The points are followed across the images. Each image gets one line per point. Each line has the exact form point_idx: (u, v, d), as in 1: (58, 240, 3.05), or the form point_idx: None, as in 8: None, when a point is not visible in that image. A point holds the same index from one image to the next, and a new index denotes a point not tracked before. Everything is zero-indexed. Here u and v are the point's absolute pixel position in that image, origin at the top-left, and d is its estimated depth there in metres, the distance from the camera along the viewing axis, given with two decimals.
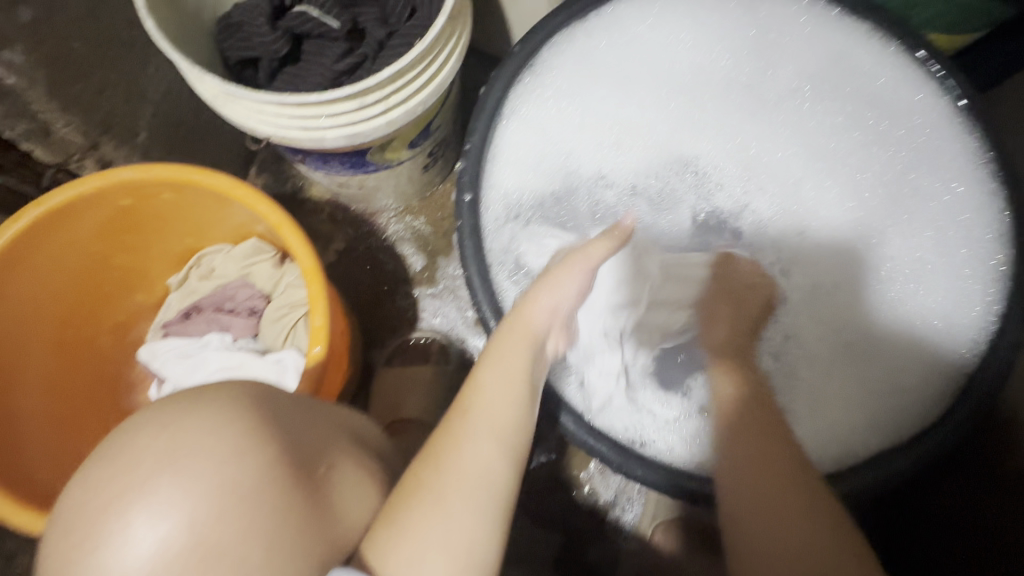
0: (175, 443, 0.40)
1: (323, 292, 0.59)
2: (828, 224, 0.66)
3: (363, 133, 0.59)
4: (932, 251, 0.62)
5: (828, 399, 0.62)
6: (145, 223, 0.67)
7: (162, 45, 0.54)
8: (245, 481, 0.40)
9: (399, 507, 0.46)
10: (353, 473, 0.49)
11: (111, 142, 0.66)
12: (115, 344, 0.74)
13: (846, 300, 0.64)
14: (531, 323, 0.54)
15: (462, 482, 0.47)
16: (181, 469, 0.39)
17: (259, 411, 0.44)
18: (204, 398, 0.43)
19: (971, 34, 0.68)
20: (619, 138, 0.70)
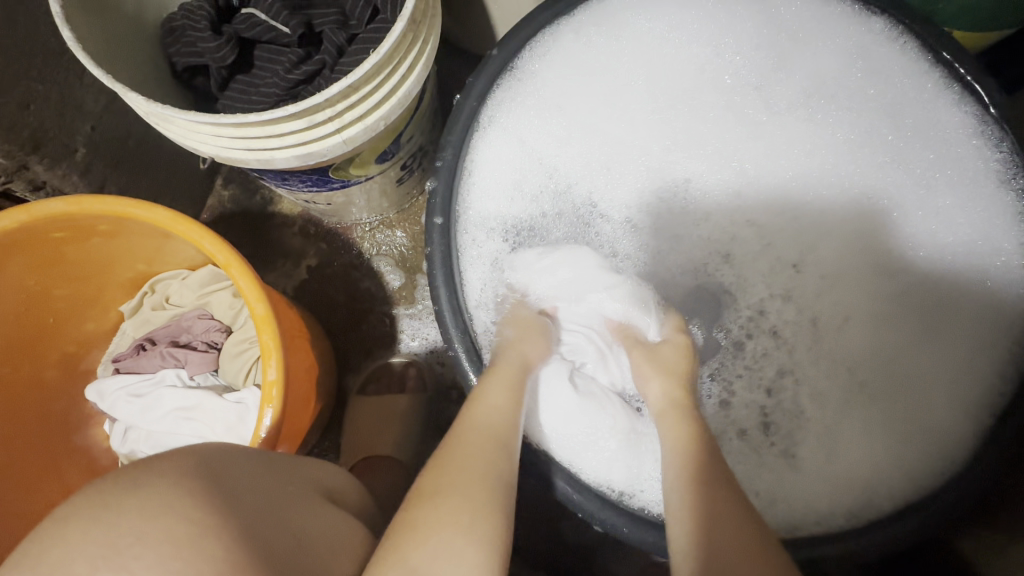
0: (116, 538, 0.34)
1: (277, 342, 0.52)
2: (834, 255, 0.59)
3: (317, 152, 0.53)
4: (955, 278, 0.55)
5: (841, 446, 0.55)
6: (86, 254, 0.60)
7: (79, 57, 0.47)
8: (209, 571, 0.35)
9: (393, 537, 0.41)
10: (330, 540, 0.44)
11: (43, 161, 0.59)
12: (64, 377, 0.68)
13: (860, 333, 0.58)
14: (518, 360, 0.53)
15: (457, 498, 0.42)
16: (129, 565, 0.34)
17: (212, 486, 0.39)
18: (146, 475, 0.37)
19: (1001, 32, 0.60)
20: (609, 154, 0.62)
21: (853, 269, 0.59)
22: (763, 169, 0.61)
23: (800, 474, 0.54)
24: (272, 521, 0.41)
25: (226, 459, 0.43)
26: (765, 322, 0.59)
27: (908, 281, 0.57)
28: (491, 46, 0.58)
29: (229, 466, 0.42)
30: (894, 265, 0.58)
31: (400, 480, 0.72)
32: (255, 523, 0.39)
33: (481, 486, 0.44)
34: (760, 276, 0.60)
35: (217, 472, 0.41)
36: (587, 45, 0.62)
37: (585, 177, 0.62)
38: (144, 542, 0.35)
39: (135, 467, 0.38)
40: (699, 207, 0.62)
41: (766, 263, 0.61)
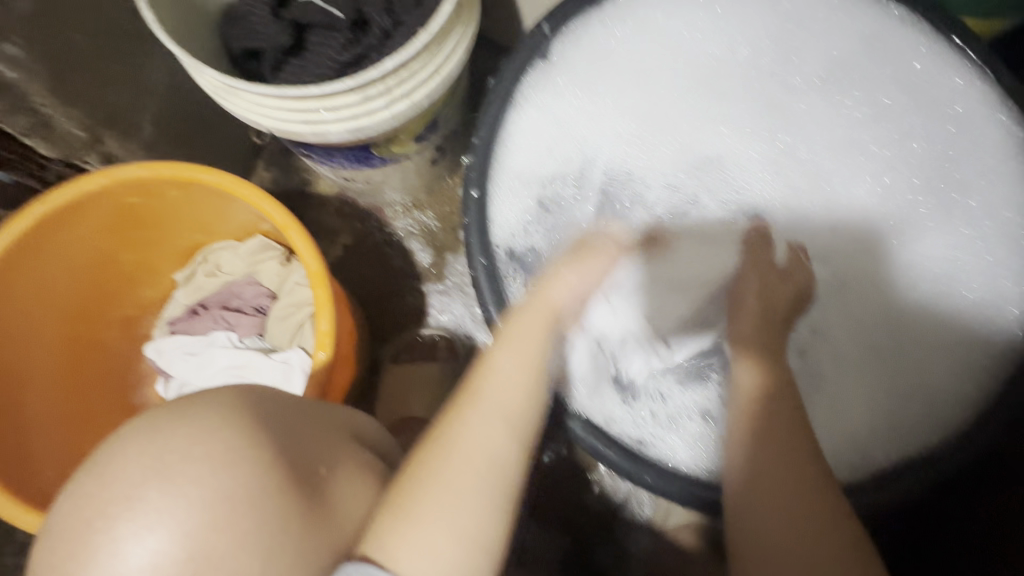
0: (166, 454, 0.39)
1: (329, 296, 0.57)
2: (861, 221, 0.60)
3: (368, 126, 0.57)
4: (970, 250, 0.57)
5: (847, 404, 0.57)
6: (152, 221, 0.66)
7: (161, 36, 0.53)
8: (238, 493, 0.39)
9: (406, 492, 0.46)
10: (354, 479, 0.48)
11: (114, 136, 0.65)
12: (124, 340, 0.73)
13: (884, 297, 0.59)
14: (553, 303, 0.56)
15: (470, 467, 0.47)
16: (172, 482, 0.38)
17: (252, 418, 0.43)
18: (194, 406, 0.42)
19: (1009, 19, 0.63)
20: (642, 120, 0.65)
21: (875, 231, 0.60)
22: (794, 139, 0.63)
23: (808, 426, 0.57)
24: (307, 453, 0.45)
25: (273, 397, 0.48)
26: (799, 284, 0.62)
27: (928, 248, 0.58)
28: (542, 24, 0.63)
29: (269, 404, 0.46)
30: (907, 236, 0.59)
31: None
32: (287, 447, 0.44)
33: (488, 455, 0.48)
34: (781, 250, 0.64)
35: (256, 407, 0.44)
36: (621, 28, 0.66)
37: (645, 143, 0.64)
38: (188, 461, 0.38)
39: (205, 396, 0.43)
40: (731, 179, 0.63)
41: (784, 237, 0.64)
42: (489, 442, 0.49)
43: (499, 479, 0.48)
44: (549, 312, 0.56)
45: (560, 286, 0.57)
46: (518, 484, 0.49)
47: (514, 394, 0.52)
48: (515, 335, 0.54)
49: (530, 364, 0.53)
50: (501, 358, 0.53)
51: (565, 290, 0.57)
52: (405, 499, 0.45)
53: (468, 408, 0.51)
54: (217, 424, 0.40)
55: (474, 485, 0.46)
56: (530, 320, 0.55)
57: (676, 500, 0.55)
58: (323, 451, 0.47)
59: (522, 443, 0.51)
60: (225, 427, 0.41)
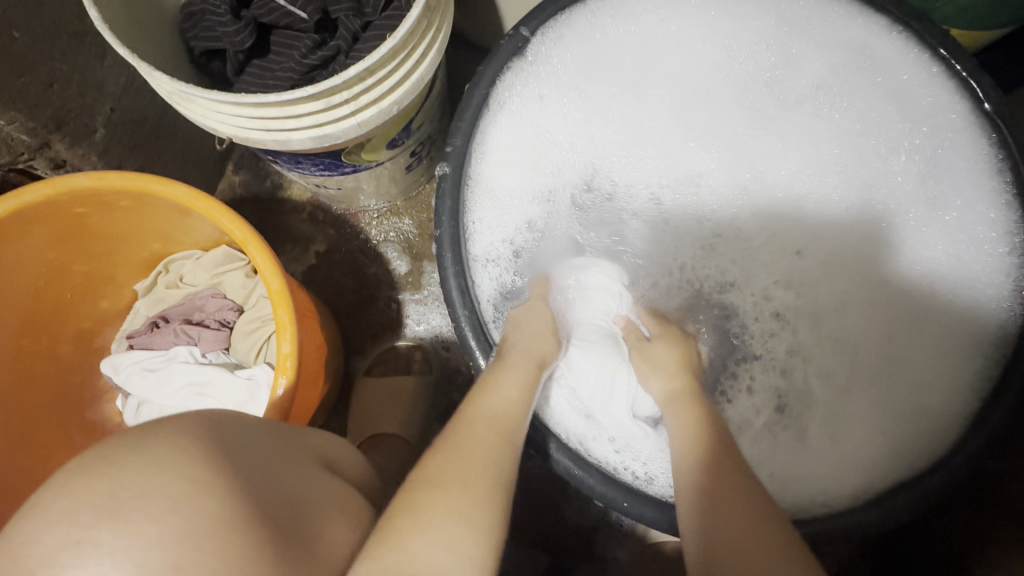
0: (118, 491, 0.34)
1: (292, 318, 0.54)
2: (830, 241, 0.62)
3: (332, 134, 0.54)
4: (947, 280, 0.57)
5: (847, 424, 0.57)
6: (106, 229, 0.62)
7: (107, 38, 0.49)
8: (205, 530, 0.35)
9: (416, 496, 0.43)
10: (327, 504, 0.45)
11: (64, 140, 0.61)
12: (77, 354, 0.69)
13: (857, 315, 0.60)
14: (529, 355, 0.54)
15: (477, 476, 0.44)
16: (128, 520, 0.34)
17: (216, 449, 0.39)
18: (153, 434, 0.38)
19: (996, 30, 0.61)
20: (629, 148, 0.65)
21: (850, 253, 0.61)
22: (767, 167, 0.64)
23: (807, 454, 0.56)
24: (279, 483, 0.42)
25: (238, 422, 0.44)
26: (768, 306, 0.62)
27: (900, 272, 0.59)
28: (521, 27, 0.59)
29: (235, 430, 0.43)
30: (881, 252, 0.60)
31: (404, 458, 0.74)
32: (258, 478, 0.40)
33: (495, 475, 0.45)
34: (758, 269, 0.63)
35: (221, 437, 0.41)
36: (597, 39, 0.63)
37: (625, 172, 0.65)
38: (144, 496, 0.34)
39: (161, 422, 0.39)
40: (700, 202, 0.65)
41: (767, 255, 0.63)
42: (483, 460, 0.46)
43: (501, 491, 0.45)
44: (533, 360, 0.54)
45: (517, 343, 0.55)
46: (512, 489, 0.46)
47: (508, 427, 0.48)
48: (498, 379, 0.51)
49: (519, 403, 0.50)
50: (489, 398, 0.50)
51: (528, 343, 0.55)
52: (415, 505, 0.42)
53: (461, 435, 0.47)
54: (178, 455, 0.37)
55: (479, 497, 0.43)
56: (511, 370, 0.52)
57: (656, 526, 0.52)
58: (296, 482, 0.43)
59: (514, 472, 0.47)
60: (190, 458, 0.37)
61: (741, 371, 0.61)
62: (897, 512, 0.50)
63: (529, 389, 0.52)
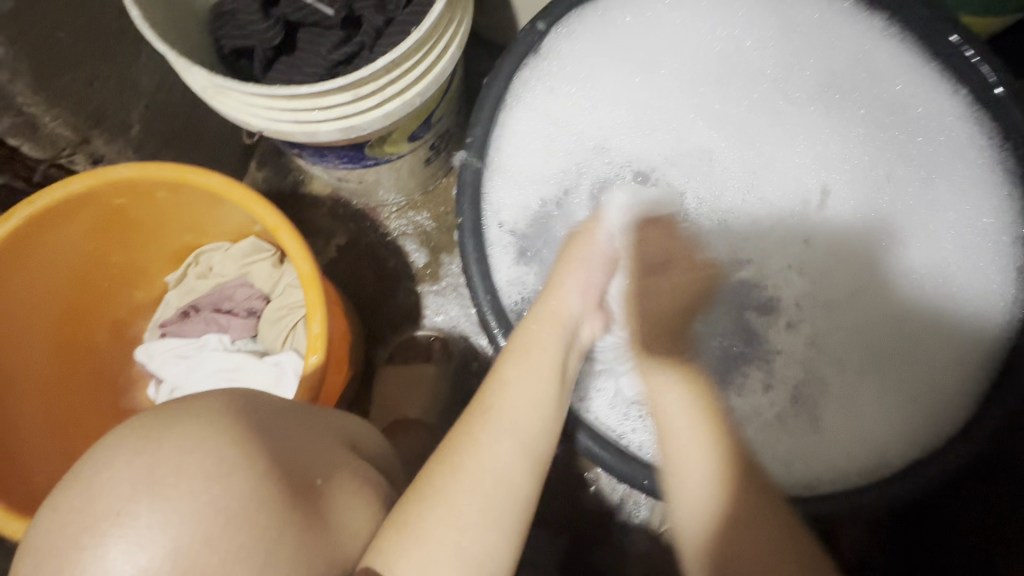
0: (155, 466, 0.36)
1: (322, 300, 0.56)
2: (836, 228, 0.62)
3: (359, 125, 0.57)
4: (961, 268, 0.57)
5: (857, 411, 0.57)
6: (142, 220, 0.65)
7: (148, 35, 0.52)
8: (235, 508, 0.36)
9: (405, 514, 0.43)
10: (349, 485, 0.45)
11: (103, 135, 0.64)
12: (112, 343, 0.72)
13: (861, 307, 0.61)
14: (561, 313, 0.55)
15: (479, 487, 0.45)
16: (163, 494, 0.35)
17: (247, 427, 0.41)
18: (187, 413, 0.39)
19: (1007, 15, 0.62)
20: (638, 129, 0.66)
21: (857, 242, 0.61)
22: (774, 152, 0.65)
23: (817, 437, 0.57)
24: (304, 460, 0.42)
25: (267, 403, 0.45)
26: (785, 293, 0.62)
27: (917, 256, 0.59)
28: (537, 21, 0.60)
29: (264, 410, 0.44)
30: (894, 239, 0.60)
31: (425, 444, 0.76)
32: (286, 457, 0.41)
33: (502, 474, 0.45)
34: (772, 253, 0.63)
35: (251, 415, 0.42)
36: (612, 29, 0.65)
37: (643, 161, 0.65)
38: (181, 474, 0.36)
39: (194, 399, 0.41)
40: (715, 182, 0.65)
41: (777, 240, 0.63)
42: (501, 462, 0.46)
43: (512, 495, 0.45)
44: (559, 317, 0.54)
45: (564, 292, 0.56)
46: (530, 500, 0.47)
47: (529, 413, 0.49)
48: (525, 350, 0.52)
49: (547, 378, 0.51)
50: (512, 371, 0.51)
51: (569, 295, 0.56)
52: (410, 512, 0.43)
53: (479, 426, 0.48)
54: (209, 435, 0.38)
55: (482, 514, 0.44)
56: (543, 334, 0.53)
57: None
58: (320, 459, 0.44)
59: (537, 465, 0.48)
60: (222, 437, 0.38)
61: (767, 369, 0.60)
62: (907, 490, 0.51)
63: (558, 362, 0.52)
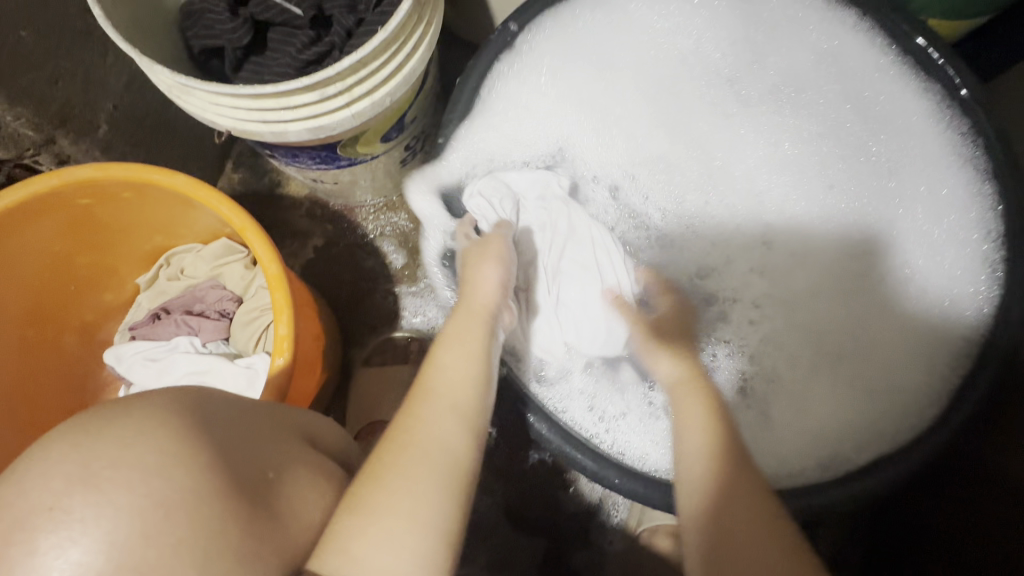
0: (91, 460, 0.33)
1: (289, 301, 0.56)
2: (791, 236, 0.67)
3: (327, 125, 0.56)
4: (927, 263, 0.59)
5: (813, 404, 0.60)
6: (109, 221, 0.64)
7: (110, 34, 0.51)
8: (176, 500, 0.33)
9: (359, 492, 0.42)
10: (305, 481, 0.44)
11: (68, 136, 0.63)
12: (81, 345, 0.71)
13: (813, 307, 0.64)
14: (485, 298, 0.55)
15: (426, 460, 0.44)
16: (97, 487, 0.32)
17: (193, 422, 0.38)
18: (125, 408, 0.36)
19: (972, 18, 0.63)
20: (608, 149, 0.69)
21: (820, 246, 0.65)
22: (727, 156, 0.69)
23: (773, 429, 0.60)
24: (254, 456, 0.41)
25: (218, 400, 0.43)
26: (747, 295, 0.66)
27: (867, 257, 0.62)
28: (509, 22, 0.60)
29: (212, 405, 0.41)
30: (862, 245, 0.63)
31: None
32: (231, 452, 0.39)
33: (444, 448, 0.45)
34: (735, 260, 0.68)
35: (195, 411, 0.39)
36: (581, 28, 0.65)
37: (608, 179, 0.70)
38: (118, 464, 0.33)
39: (144, 394, 0.39)
40: (674, 194, 0.70)
41: (740, 245, 0.68)
42: (445, 437, 0.46)
43: (457, 473, 0.45)
44: (480, 307, 0.54)
45: (484, 281, 0.56)
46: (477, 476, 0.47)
47: (467, 393, 0.49)
48: (457, 332, 0.52)
49: (477, 359, 0.51)
50: (444, 352, 0.51)
51: (488, 284, 0.55)
52: (362, 496, 0.41)
53: (419, 405, 0.47)
54: (149, 427, 0.35)
55: (431, 480, 0.43)
56: (464, 318, 0.53)
57: (643, 500, 0.54)
58: (271, 454, 0.43)
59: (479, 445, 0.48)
60: (165, 428, 0.36)
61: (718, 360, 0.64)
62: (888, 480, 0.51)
63: (487, 342, 0.53)
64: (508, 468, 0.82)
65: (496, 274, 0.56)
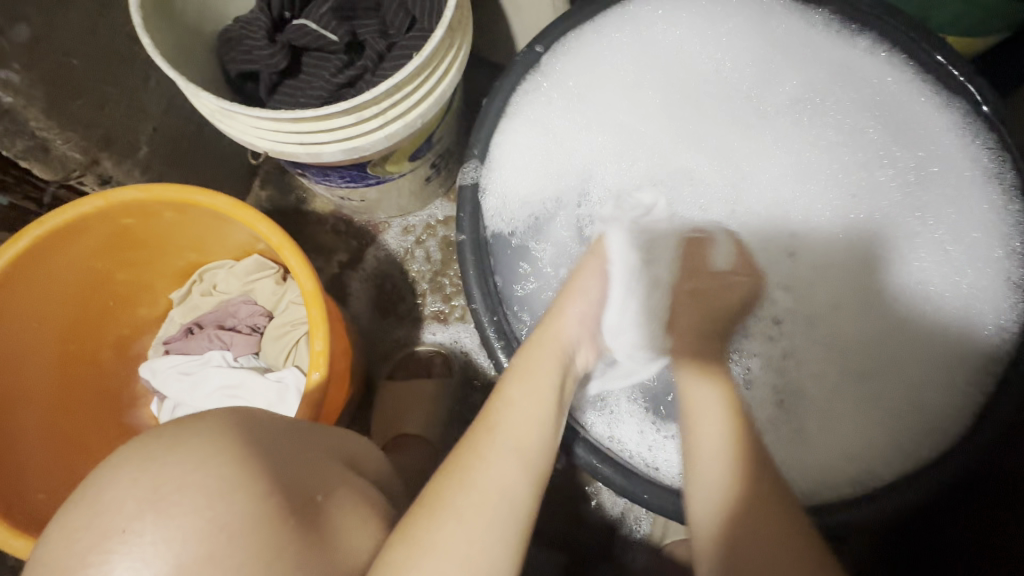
0: (160, 484, 0.35)
1: (324, 317, 0.58)
2: (823, 246, 0.63)
3: (362, 146, 0.58)
4: (955, 280, 0.58)
5: (846, 424, 0.58)
6: (149, 239, 0.67)
7: (158, 61, 0.53)
8: (237, 526, 0.36)
9: (415, 528, 0.43)
10: (350, 504, 0.45)
11: (112, 157, 0.66)
12: (117, 359, 0.73)
13: (849, 320, 0.61)
14: (561, 337, 0.54)
15: (486, 502, 0.44)
16: (167, 510, 0.35)
17: (253, 446, 0.40)
18: (187, 433, 0.38)
19: (990, 36, 0.64)
20: (632, 153, 0.67)
21: (848, 255, 0.62)
22: (756, 165, 0.65)
23: (807, 447, 0.58)
24: (302, 478, 0.42)
25: (268, 420, 0.45)
26: (770, 311, 0.62)
27: (894, 277, 0.60)
28: (535, 45, 0.63)
29: (265, 428, 0.43)
30: (881, 261, 0.61)
31: (426, 460, 0.76)
32: (283, 475, 0.40)
33: (507, 489, 0.45)
34: (762, 270, 0.64)
35: (247, 435, 0.41)
36: (608, 50, 0.67)
37: (644, 186, 0.66)
38: (185, 490, 0.35)
39: (206, 415, 0.41)
40: (701, 201, 0.66)
41: (767, 254, 0.64)
42: (506, 477, 0.45)
43: (514, 518, 0.44)
44: (553, 341, 0.53)
45: (564, 321, 0.55)
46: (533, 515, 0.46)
47: (532, 431, 0.48)
48: (528, 367, 0.51)
49: (545, 400, 0.50)
50: (514, 390, 0.50)
51: (568, 323, 0.55)
52: (415, 534, 0.42)
53: (485, 440, 0.47)
54: (209, 453, 0.37)
55: (492, 521, 0.43)
56: (539, 356, 0.52)
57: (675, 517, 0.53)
58: (319, 478, 0.43)
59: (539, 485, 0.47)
60: (223, 454, 0.38)
61: (746, 371, 0.61)
62: (897, 505, 0.52)
63: (557, 382, 0.52)
64: None
65: (580, 308, 0.56)
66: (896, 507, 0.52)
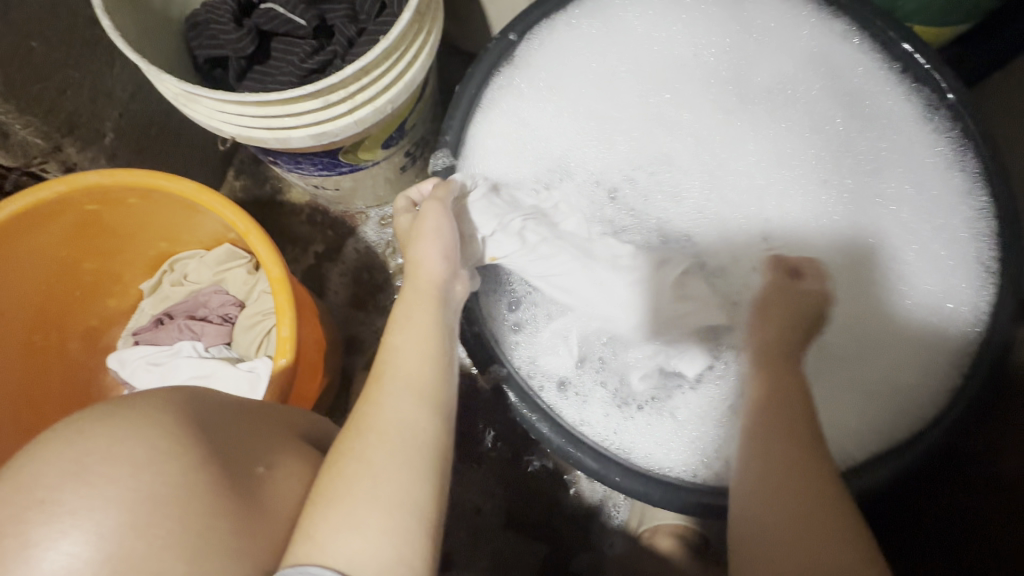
0: (85, 456, 0.35)
1: (291, 303, 0.57)
2: (795, 222, 0.63)
3: (330, 131, 0.58)
4: (926, 268, 0.59)
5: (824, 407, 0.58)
6: (115, 227, 0.66)
7: (118, 43, 0.52)
8: (163, 493, 0.35)
9: (325, 487, 0.41)
10: (303, 479, 0.44)
11: (75, 143, 0.65)
12: (85, 351, 0.72)
13: (825, 300, 0.60)
14: (428, 276, 0.51)
15: (384, 442, 0.42)
16: (92, 480, 0.34)
17: (189, 419, 0.39)
18: (128, 405, 0.38)
19: (955, 26, 0.64)
20: (608, 139, 0.67)
21: (828, 241, 0.62)
22: (730, 153, 0.66)
23: None
24: (244, 451, 0.41)
25: (215, 398, 0.44)
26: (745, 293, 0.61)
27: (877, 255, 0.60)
28: (508, 32, 0.62)
29: (208, 403, 0.43)
30: (864, 246, 0.61)
31: None
32: (223, 446, 0.40)
33: (402, 427, 0.43)
34: (732, 258, 0.63)
35: (198, 406, 0.41)
36: (580, 37, 0.66)
37: (622, 177, 0.66)
38: (110, 459, 0.35)
39: (152, 392, 0.41)
40: (675, 189, 0.65)
41: (742, 241, 0.63)
42: (399, 414, 0.43)
43: (419, 451, 0.42)
44: (429, 281, 0.51)
45: (426, 261, 0.52)
46: (448, 450, 0.44)
47: (421, 368, 0.46)
48: (405, 314, 0.49)
49: (427, 336, 0.48)
50: (395, 336, 0.48)
51: (430, 261, 0.52)
52: (329, 490, 0.40)
53: (375, 388, 0.45)
54: (147, 424, 0.37)
55: (395, 459, 0.41)
56: (412, 300, 0.50)
57: (649, 500, 0.53)
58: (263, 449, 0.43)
59: (442, 417, 0.45)
60: (153, 423, 0.37)
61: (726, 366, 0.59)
62: (873, 481, 0.52)
63: (435, 317, 0.49)
64: (509, 472, 0.83)
65: (438, 248, 0.52)
66: (872, 484, 0.52)
